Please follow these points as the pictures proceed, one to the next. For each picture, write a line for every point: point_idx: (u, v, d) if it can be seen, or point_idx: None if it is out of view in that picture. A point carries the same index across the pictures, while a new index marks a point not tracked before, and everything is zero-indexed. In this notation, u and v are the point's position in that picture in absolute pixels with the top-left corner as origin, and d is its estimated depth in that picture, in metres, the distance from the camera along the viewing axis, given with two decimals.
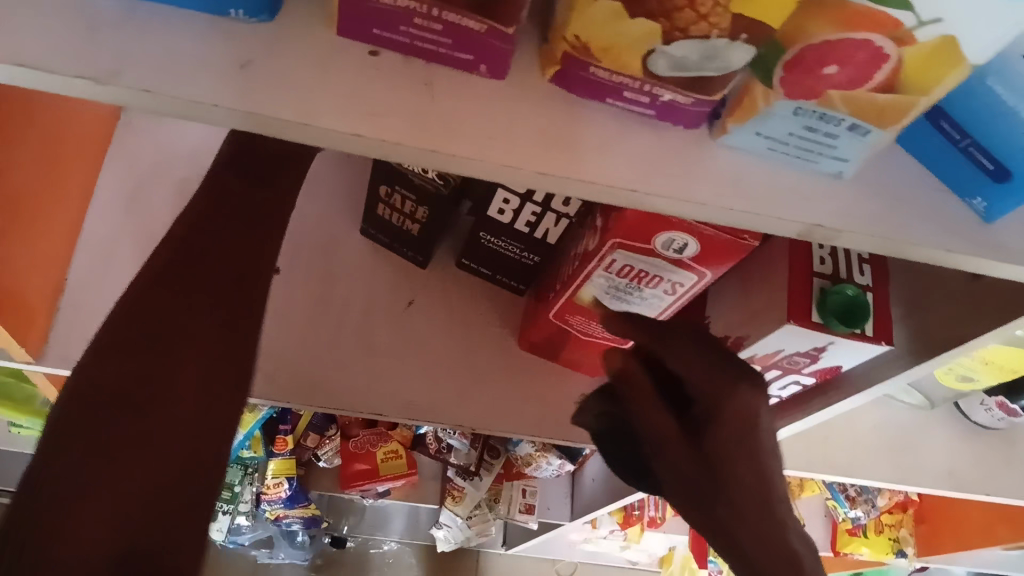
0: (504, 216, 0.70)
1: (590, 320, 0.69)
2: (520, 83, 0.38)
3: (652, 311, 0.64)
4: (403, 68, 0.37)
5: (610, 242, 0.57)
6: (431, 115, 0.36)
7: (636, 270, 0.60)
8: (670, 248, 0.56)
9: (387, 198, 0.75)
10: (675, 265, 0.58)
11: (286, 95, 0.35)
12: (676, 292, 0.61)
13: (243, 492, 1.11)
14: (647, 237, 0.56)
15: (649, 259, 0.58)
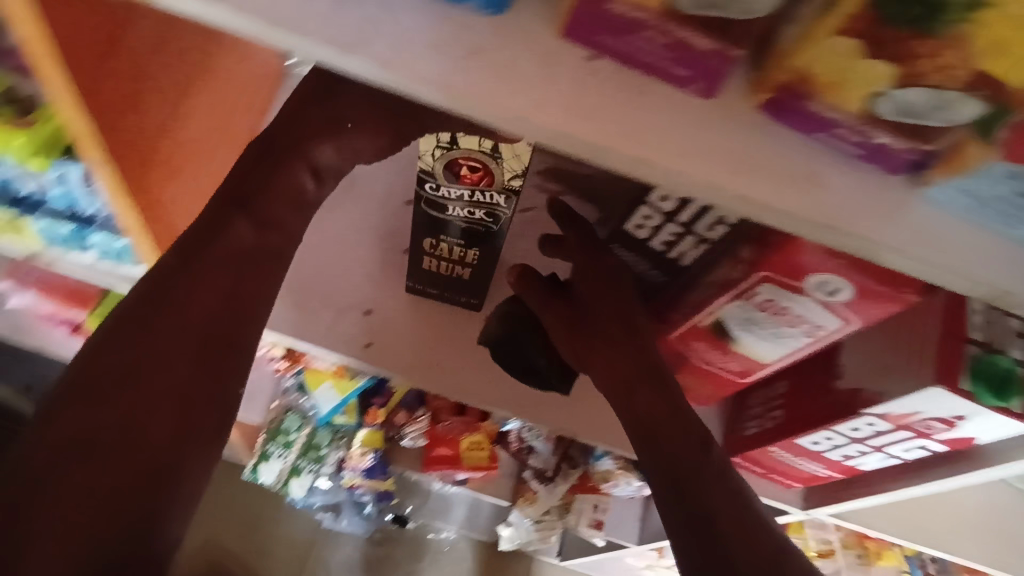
0: (642, 231, 0.68)
1: (713, 349, 0.69)
2: (729, 106, 0.38)
3: (783, 348, 0.64)
4: (619, 76, 0.37)
5: (759, 275, 0.57)
6: (641, 126, 0.37)
7: (777, 306, 0.60)
8: (822, 290, 0.56)
9: (433, 249, 0.72)
10: (823, 308, 0.57)
11: (507, 87, 0.36)
12: (814, 335, 0.60)
13: (329, 456, 1.14)
14: (800, 276, 0.56)
15: (796, 297, 0.58)
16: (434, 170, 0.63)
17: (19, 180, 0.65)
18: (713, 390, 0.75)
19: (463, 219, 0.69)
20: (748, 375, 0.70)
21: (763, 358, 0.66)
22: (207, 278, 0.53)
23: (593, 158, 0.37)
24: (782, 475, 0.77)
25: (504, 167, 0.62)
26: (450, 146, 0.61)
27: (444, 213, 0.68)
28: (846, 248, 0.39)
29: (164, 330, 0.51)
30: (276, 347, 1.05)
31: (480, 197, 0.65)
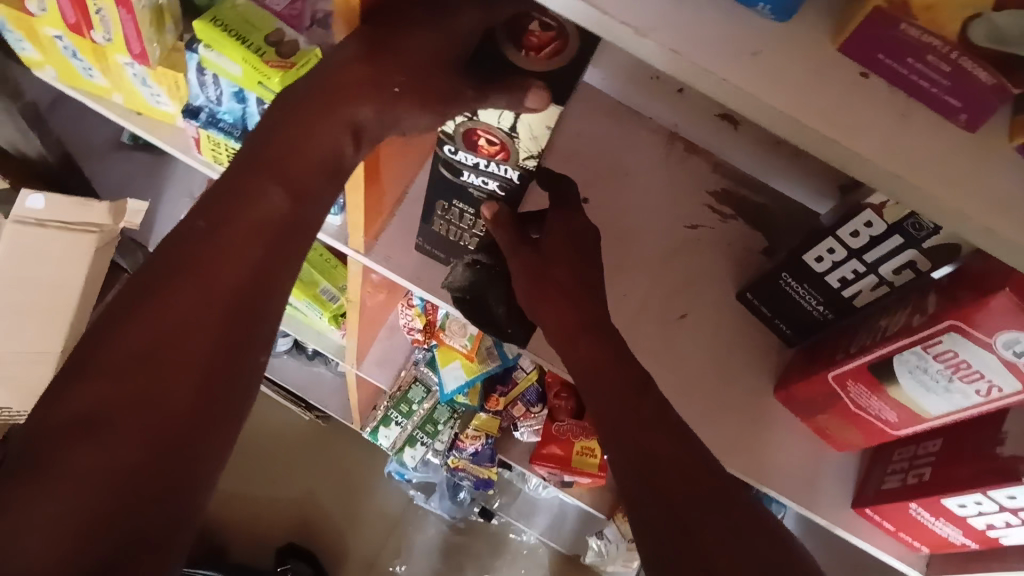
0: (820, 264, 0.69)
1: (871, 393, 0.68)
2: (988, 141, 0.39)
3: (949, 405, 0.63)
4: (886, 96, 0.39)
5: (945, 322, 0.57)
6: (901, 145, 0.38)
7: (957, 360, 0.59)
8: (1010, 348, 0.55)
9: (444, 212, 0.71)
10: (1006, 368, 0.57)
11: (782, 87, 0.38)
12: (989, 396, 0.60)
13: (444, 433, 1.19)
14: (990, 330, 0.55)
15: (980, 353, 0.57)
16: (454, 133, 0.60)
17: (254, 116, 0.71)
18: (858, 435, 0.75)
19: (475, 185, 0.67)
20: (903, 428, 0.69)
21: (925, 412, 0.65)
22: (235, 246, 0.57)
23: (849, 167, 0.39)
24: (913, 536, 0.76)
25: (521, 146, 0.60)
26: (472, 117, 0.58)
27: (458, 177, 0.66)
28: None
29: (187, 292, 0.56)
30: (416, 316, 1.08)
31: (493, 170, 0.63)
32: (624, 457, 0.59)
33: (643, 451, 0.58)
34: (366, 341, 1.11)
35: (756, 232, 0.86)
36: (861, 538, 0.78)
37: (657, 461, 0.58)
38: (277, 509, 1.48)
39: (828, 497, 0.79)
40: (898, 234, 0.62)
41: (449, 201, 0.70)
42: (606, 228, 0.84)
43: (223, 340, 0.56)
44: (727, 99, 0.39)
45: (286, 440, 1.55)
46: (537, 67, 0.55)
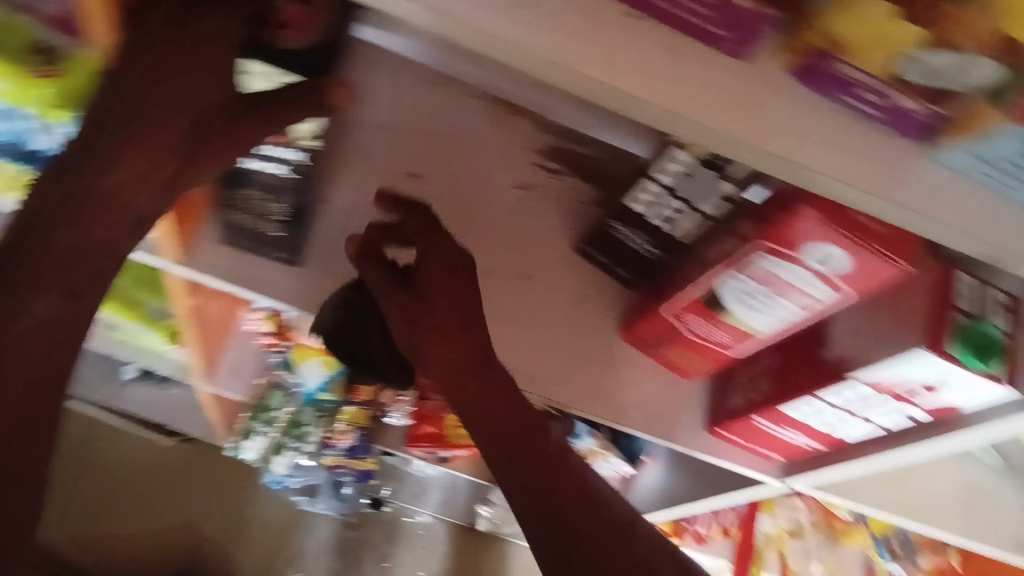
0: (642, 206, 0.71)
1: (706, 322, 0.71)
2: (760, 65, 0.41)
3: (778, 321, 0.66)
4: (660, 32, 0.40)
5: (756, 244, 0.59)
6: (679, 79, 0.39)
7: (774, 278, 0.61)
8: (819, 260, 0.58)
9: (239, 202, 0.67)
10: (819, 279, 0.59)
11: (557, 36, 0.38)
12: (809, 307, 0.62)
13: (312, 434, 1.16)
14: (798, 246, 0.57)
15: (793, 268, 0.59)
16: None
17: (31, 134, 0.64)
18: (701, 363, 0.78)
19: (266, 173, 0.64)
20: (739, 350, 0.72)
21: (756, 331, 0.68)
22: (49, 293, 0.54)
23: (635, 108, 0.39)
24: (765, 447, 0.80)
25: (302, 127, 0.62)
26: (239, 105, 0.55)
27: (244, 164, 0.64)
28: (854, 197, 0.42)
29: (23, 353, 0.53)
30: (264, 320, 1.03)
31: (272, 154, 0.63)
32: (496, 447, 0.66)
33: (523, 452, 0.66)
34: (212, 354, 1.05)
35: (584, 184, 0.86)
36: (720, 458, 0.83)
37: (531, 459, 0.65)
38: (153, 543, 1.41)
39: (686, 426, 0.83)
40: (707, 167, 0.65)
41: (236, 187, 0.66)
42: (439, 200, 0.82)
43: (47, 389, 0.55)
44: (506, 54, 0.38)
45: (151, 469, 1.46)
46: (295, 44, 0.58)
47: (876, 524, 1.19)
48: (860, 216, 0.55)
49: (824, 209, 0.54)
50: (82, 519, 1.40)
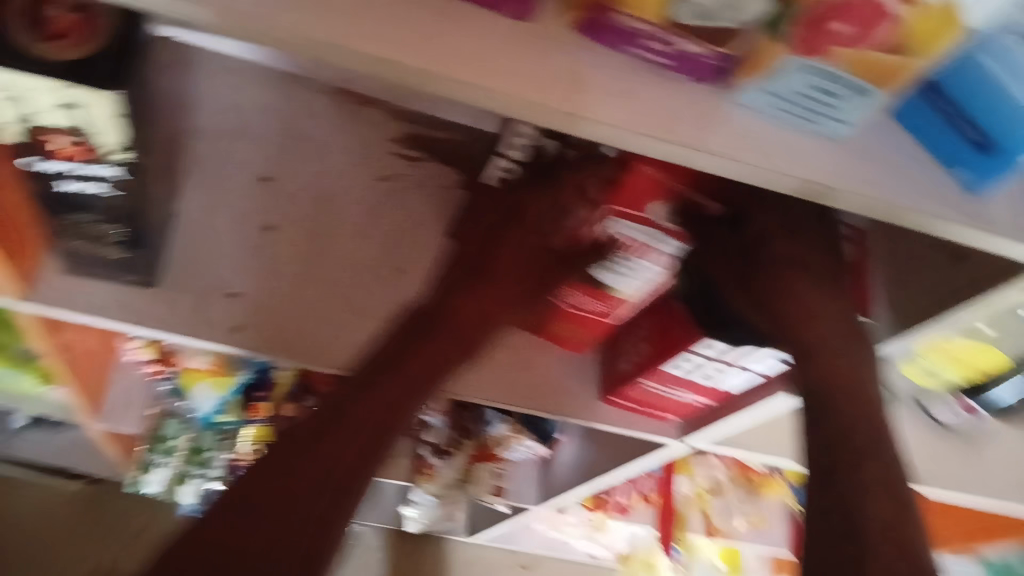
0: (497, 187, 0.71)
1: (581, 294, 0.71)
2: (547, 27, 0.40)
3: (644, 284, 0.67)
4: (437, 2, 0.38)
5: (606, 209, 0.61)
6: (460, 49, 0.38)
7: (628, 243, 0.63)
8: (665, 218, 0.62)
9: (71, 226, 0.63)
10: (666, 235, 0.62)
11: (325, 16, 0.36)
12: (666, 265, 0.64)
13: (215, 458, 1.11)
14: (642, 205, 0.61)
15: (643, 228, 0.62)
16: (29, 140, 0.52)
17: None
18: (584, 334, 0.78)
19: (80, 192, 0.58)
20: (613, 315, 0.73)
21: (623, 296, 0.69)
22: (447, 334, 0.64)
23: (420, 83, 0.38)
24: (657, 407, 0.80)
25: (101, 140, 0.52)
26: (29, 121, 0.50)
27: (57, 187, 0.57)
28: (664, 155, 0.41)
29: (439, 344, 0.63)
30: (142, 349, 0.99)
31: (89, 171, 0.55)
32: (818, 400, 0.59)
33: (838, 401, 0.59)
34: (97, 391, 1.01)
35: (448, 167, 0.85)
36: (619, 425, 0.81)
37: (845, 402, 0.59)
38: None
39: (581, 399, 0.82)
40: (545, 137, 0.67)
41: (68, 214, 0.61)
42: (302, 203, 0.80)
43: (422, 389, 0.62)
44: (275, 40, 0.37)
45: None
46: (75, 54, 0.47)
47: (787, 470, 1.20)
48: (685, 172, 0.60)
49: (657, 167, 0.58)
50: None
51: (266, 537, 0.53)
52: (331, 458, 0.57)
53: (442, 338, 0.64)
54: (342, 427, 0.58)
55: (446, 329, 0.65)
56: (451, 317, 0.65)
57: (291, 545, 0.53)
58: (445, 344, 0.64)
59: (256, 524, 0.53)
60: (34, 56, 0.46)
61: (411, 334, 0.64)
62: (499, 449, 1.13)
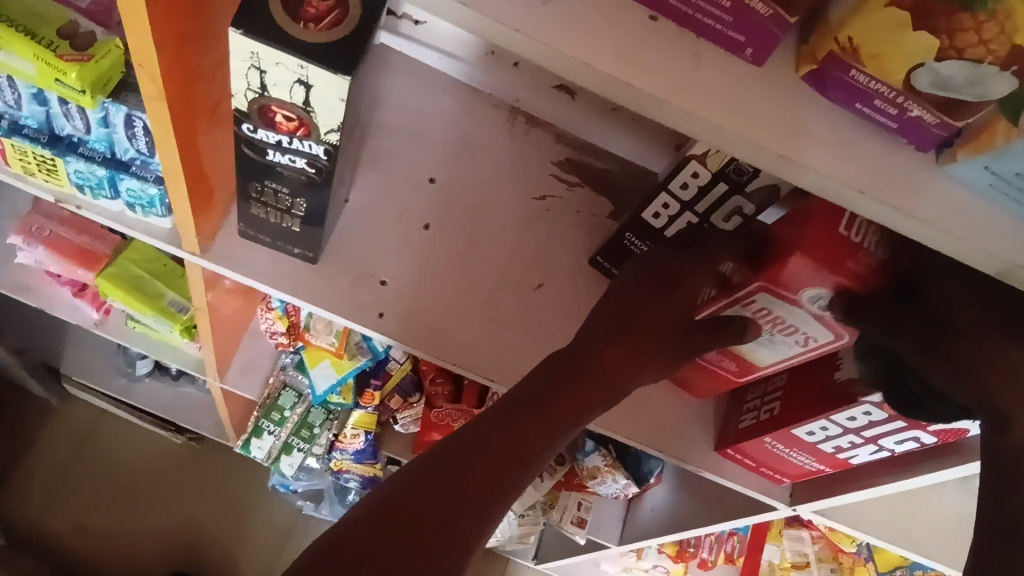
0: (658, 220, 0.71)
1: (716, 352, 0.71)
2: (775, 74, 0.41)
3: (779, 355, 0.67)
4: (676, 36, 0.40)
5: (755, 284, 0.60)
6: (693, 84, 0.40)
7: (775, 317, 0.62)
8: (815, 301, 0.58)
9: (260, 194, 0.67)
10: (816, 320, 0.60)
11: (575, 35, 0.39)
12: (808, 345, 0.63)
13: (321, 436, 1.18)
14: (797, 288, 0.58)
15: (790, 309, 0.60)
16: (250, 110, 0.57)
17: (59, 117, 0.68)
18: (713, 385, 0.78)
19: (283, 164, 0.62)
20: (745, 375, 0.73)
21: (758, 363, 0.70)
22: (628, 350, 0.67)
23: (648, 109, 0.40)
24: (773, 470, 0.79)
25: (319, 121, 0.56)
26: (262, 92, 0.55)
27: (264, 156, 0.62)
28: (872, 213, 0.42)
29: (613, 356, 0.66)
30: (277, 320, 1.04)
31: (298, 146, 0.60)
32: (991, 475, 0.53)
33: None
34: (228, 351, 1.07)
35: (602, 197, 0.87)
36: (729, 479, 0.81)
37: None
38: (158, 539, 1.44)
39: (694, 444, 0.81)
40: (722, 181, 0.64)
41: (261, 183, 0.66)
42: (457, 207, 0.83)
43: (591, 396, 0.64)
44: (523, 49, 0.39)
45: (159, 466, 1.49)
46: (316, 40, 0.51)
47: (881, 558, 1.11)
48: (855, 265, 0.55)
49: (817, 256, 0.55)
50: (91, 506, 1.44)
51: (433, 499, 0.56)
52: (506, 442, 0.60)
53: (615, 351, 0.66)
54: (522, 417, 0.61)
55: (610, 357, 0.66)
56: (618, 347, 0.66)
57: (461, 514, 0.56)
58: (616, 359, 0.66)
59: (413, 512, 0.55)
60: (288, 36, 0.50)
61: (580, 356, 0.65)
62: (590, 478, 1.11)
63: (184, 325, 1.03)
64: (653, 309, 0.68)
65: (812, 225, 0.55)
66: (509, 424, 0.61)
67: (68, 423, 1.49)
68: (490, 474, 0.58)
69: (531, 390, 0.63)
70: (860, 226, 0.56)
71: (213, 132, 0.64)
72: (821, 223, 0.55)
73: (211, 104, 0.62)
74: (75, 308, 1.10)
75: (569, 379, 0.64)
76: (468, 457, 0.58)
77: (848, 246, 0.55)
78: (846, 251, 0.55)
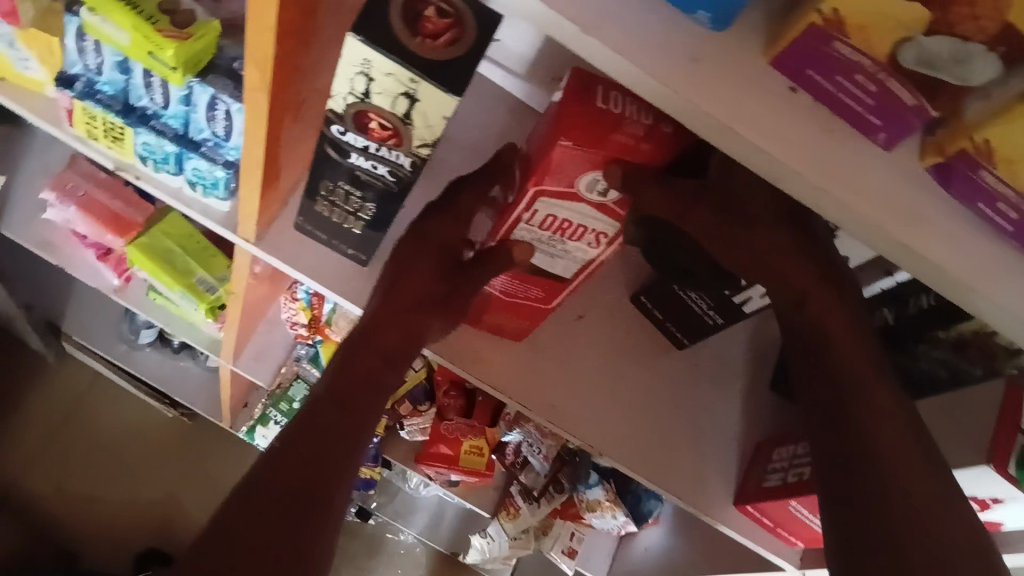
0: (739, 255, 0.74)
1: (514, 279, 0.66)
2: (901, 162, 0.42)
3: (575, 263, 0.63)
4: (814, 112, 0.40)
5: (531, 192, 0.53)
6: (827, 161, 0.40)
7: (558, 220, 0.57)
8: (594, 189, 0.53)
9: (329, 193, 0.67)
10: (597, 209, 0.55)
11: (720, 98, 0.39)
12: (603, 242, 0.59)
13: None
14: (570, 180, 0.52)
15: (572, 205, 0.55)
16: (344, 112, 0.56)
17: (138, 88, 0.68)
18: (517, 320, 0.74)
19: (363, 168, 0.62)
20: (553, 298, 0.69)
21: (559, 276, 0.65)
22: (403, 313, 0.65)
23: (779, 178, 0.40)
24: (790, 532, 0.80)
25: (414, 133, 0.56)
26: (364, 98, 0.54)
27: (346, 159, 0.61)
28: (974, 308, 0.43)
29: (394, 325, 0.65)
30: (300, 311, 1.04)
31: (384, 154, 0.59)
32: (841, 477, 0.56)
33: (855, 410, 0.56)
34: (245, 336, 1.05)
35: None
36: (744, 535, 0.81)
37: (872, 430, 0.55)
38: (136, 512, 1.42)
39: (714, 496, 0.81)
40: None
41: (332, 183, 0.66)
42: None
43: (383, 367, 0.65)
44: (666, 105, 0.39)
45: (147, 438, 1.47)
46: (433, 57, 0.51)
47: None
48: (623, 138, 0.50)
49: (580, 140, 0.49)
50: (74, 470, 1.42)
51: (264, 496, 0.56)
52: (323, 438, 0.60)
53: (395, 319, 0.65)
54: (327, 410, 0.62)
55: (395, 322, 0.65)
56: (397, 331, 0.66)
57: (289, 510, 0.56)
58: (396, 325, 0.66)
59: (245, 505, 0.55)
60: (403, 47, 0.50)
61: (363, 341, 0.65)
62: (586, 510, 1.11)
63: (209, 305, 1.00)
64: (415, 273, 0.65)
65: (567, 106, 0.50)
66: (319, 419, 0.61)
67: (62, 381, 1.47)
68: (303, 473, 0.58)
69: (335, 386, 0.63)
70: (615, 98, 0.51)
71: (294, 125, 0.64)
72: (577, 102, 0.50)
73: (300, 98, 0.62)
74: (98, 272, 1.08)
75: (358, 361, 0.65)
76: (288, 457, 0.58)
77: (610, 119, 0.50)
78: (609, 126, 0.50)
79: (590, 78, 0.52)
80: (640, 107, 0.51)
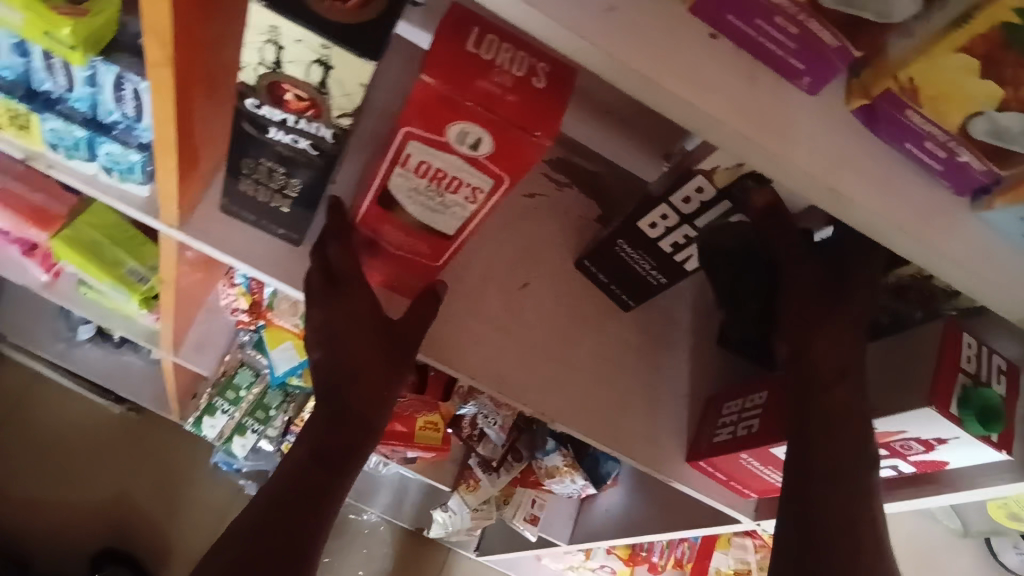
0: (688, 204, 0.66)
1: (396, 231, 0.63)
2: (827, 106, 0.41)
3: (458, 221, 0.59)
4: (736, 58, 0.39)
5: (401, 132, 0.52)
6: (751, 108, 0.39)
7: (433, 170, 0.55)
8: (464, 142, 0.51)
9: (252, 171, 0.64)
10: (470, 164, 0.53)
11: (639, 49, 0.37)
12: (478, 202, 0.56)
13: (276, 418, 1.15)
14: (440, 125, 0.51)
15: (444, 154, 0.53)
16: (257, 85, 0.54)
17: (41, 71, 0.65)
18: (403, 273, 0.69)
19: (284, 143, 0.60)
20: (440, 257, 0.65)
21: (443, 234, 0.61)
22: (359, 377, 0.68)
23: (706, 127, 0.39)
24: (742, 484, 0.81)
25: (332, 103, 0.54)
26: (276, 68, 0.52)
27: (264, 134, 0.59)
28: (908, 250, 0.43)
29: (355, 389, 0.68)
30: (239, 296, 1.00)
31: (303, 127, 0.57)
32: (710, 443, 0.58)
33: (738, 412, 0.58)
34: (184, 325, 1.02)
35: (592, 200, 0.83)
36: (696, 489, 0.81)
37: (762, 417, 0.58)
38: (87, 514, 1.38)
39: (666, 454, 0.81)
40: (726, 197, 0.64)
41: (250, 161, 0.63)
42: None
43: (355, 431, 0.69)
44: (584, 57, 0.38)
45: (93, 437, 1.43)
46: (343, 22, 0.48)
47: None
48: (490, 85, 0.48)
49: (444, 76, 0.48)
50: (19, 476, 1.38)
51: (246, 550, 0.65)
52: (300, 505, 0.67)
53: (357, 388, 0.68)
54: (305, 476, 0.68)
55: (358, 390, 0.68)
56: (365, 392, 0.68)
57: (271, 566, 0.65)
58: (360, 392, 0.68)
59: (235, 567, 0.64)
60: (313, 11, 0.48)
61: (336, 402, 0.69)
62: (546, 477, 1.11)
63: (140, 295, 0.99)
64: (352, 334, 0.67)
65: (439, 44, 0.49)
66: (298, 483, 0.68)
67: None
68: (282, 535, 0.66)
69: (312, 455, 0.69)
70: (489, 44, 0.50)
71: (208, 102, 0.61)
72: (446, 45, 0.48)
73: (212, 71, 0.59)
74: (23, 268, 1.04)
75: (331, 431, 0.69)
76: (268, 518, 0.67)
77: (479, 65, 0.49)
78: (478, 71, 0.48)
79: (464, 20, 0.50)
80: (515, 58, 0.50)
